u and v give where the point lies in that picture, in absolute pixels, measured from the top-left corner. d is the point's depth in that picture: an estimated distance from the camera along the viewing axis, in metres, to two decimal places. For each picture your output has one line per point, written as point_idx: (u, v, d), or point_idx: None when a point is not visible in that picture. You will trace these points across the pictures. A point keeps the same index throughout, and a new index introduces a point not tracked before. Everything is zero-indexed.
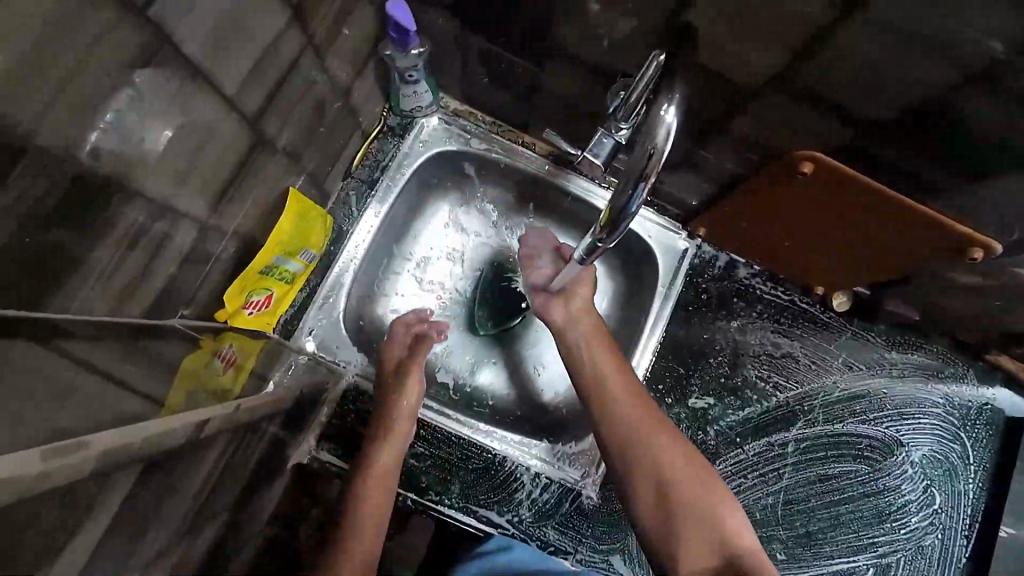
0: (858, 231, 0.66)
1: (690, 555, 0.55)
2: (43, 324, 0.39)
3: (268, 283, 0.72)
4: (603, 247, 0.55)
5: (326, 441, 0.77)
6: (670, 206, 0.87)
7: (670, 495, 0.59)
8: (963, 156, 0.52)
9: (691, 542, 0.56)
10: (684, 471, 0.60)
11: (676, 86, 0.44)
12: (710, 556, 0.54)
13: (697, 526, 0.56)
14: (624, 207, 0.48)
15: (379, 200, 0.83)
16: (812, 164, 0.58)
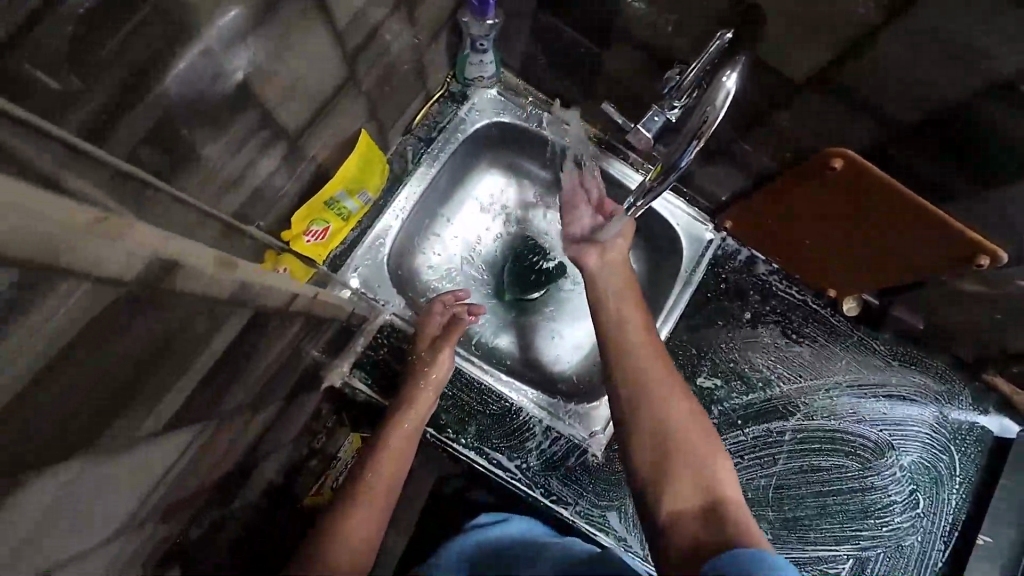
0: (879, 228, 0.70)
1: (679, 492, 0.56)
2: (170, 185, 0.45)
3: (328, 217, 0.78)
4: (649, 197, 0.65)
5: (358, 369, 0.84)
6: (700, 198, 0.92)
7: (671, 438, 0.60)
8: (983, 164, 0.58)
9: (680, 481, 0.57)
10: (687, 422, 0.62)
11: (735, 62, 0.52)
12: (696, 496, 0.55)
13: (688, 468, 0.58)
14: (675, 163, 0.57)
15: (433, 157, 0.90)
16: (841, 160, 0.63)
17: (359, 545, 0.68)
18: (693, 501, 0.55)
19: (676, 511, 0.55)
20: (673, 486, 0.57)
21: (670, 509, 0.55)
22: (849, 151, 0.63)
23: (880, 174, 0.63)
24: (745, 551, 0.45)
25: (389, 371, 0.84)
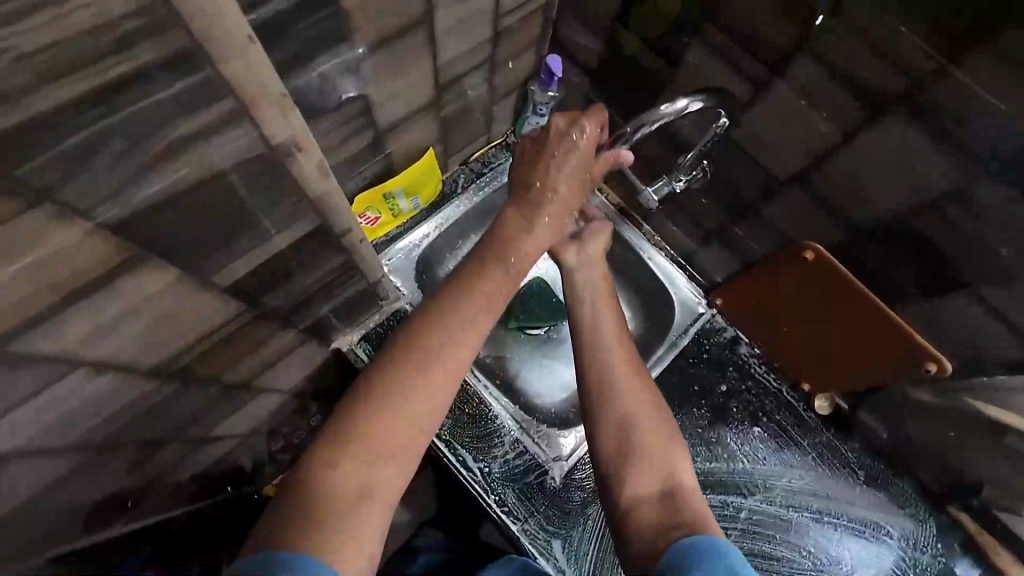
0: (852, 337, 0.81)
1: (636, 476, 0.57)
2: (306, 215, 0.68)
3: (381, 208, 0.94)
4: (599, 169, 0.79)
5: (364, 342, 0.94)
6: (698, 275, 1.05)
7: (634, 432, 0.59)
8: (942, 273, 0.68)
9: (642, 466, 0.57)
10: (658, 412, 0.61)
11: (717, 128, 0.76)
12: (656, 482, 0.56)
13: (650, 456, 0.58)
14: (637, 126, 0.74)
15: (479, 188, 1.07)
16: (814, 254, 0.77)
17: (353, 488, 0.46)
18: (651, 486, 0.56)
19: (636, 497, 0.56)
20: (632, 472, 0.57)
21: (629, 500, 0.56)
22: (822, 248, 0.77)
23: (845, 273, 0.75)
24: (708, 544, 0.48)
25: None
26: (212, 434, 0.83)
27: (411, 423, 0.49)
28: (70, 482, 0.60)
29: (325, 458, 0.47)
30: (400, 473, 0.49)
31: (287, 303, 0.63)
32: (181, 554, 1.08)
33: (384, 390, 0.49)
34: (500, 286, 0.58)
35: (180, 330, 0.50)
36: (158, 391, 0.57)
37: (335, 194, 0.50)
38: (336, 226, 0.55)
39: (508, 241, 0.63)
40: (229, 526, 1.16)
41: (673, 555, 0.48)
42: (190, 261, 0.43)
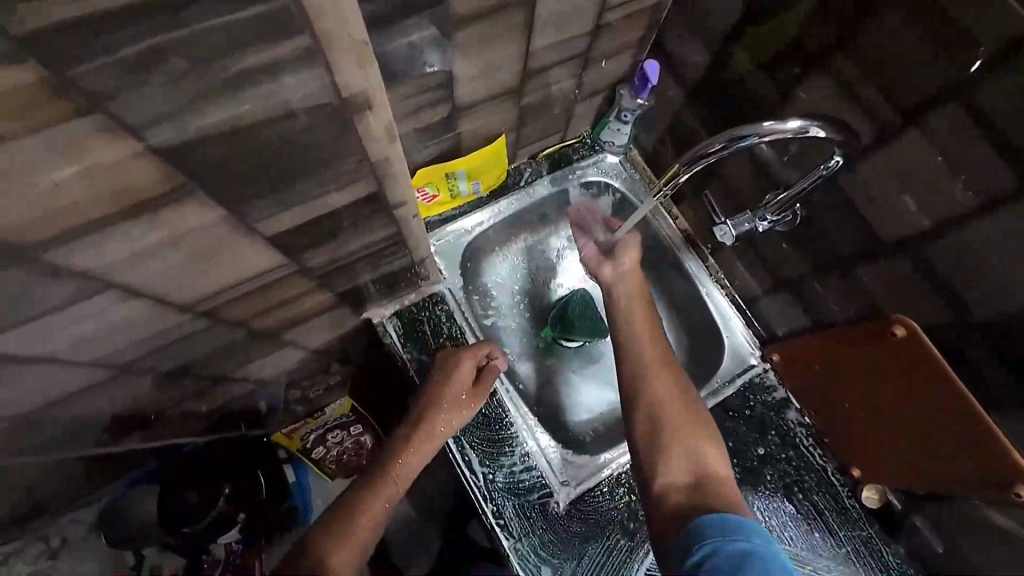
0: (912, 423, 0.72)
1: (669, 465, 0.67)
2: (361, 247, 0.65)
3: (441, 186, 0.91)
4: (690, 165, 0.69)
5: (395, 317, 0.91)
6: (757, 323, 0.96)
7: (664, 422, 0.70)
8: None
9: (672, 456, 0.68)
10: (690, 408, 0.72)
11: (822, 175, 0.69)
12: (684, 471, 0.66)
13: (680, 446, 0.68)
14: (738, 138, 0.63)
15: (543, 186, 1.03)
16: (905, 330, 0.69)
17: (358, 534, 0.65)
18: (682, 474, 0.66)
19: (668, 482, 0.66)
20: (666, 460, 0.67)
21: (660, 482, 0.66)
22: (913, 325, 0.69)
23: (936, 356, 0.67)
24: (724, 518, 0.58)
25: (419, 332, 0.91)
26: (234, 376, 0.83)
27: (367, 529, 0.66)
28: (90, 394, 0.61)
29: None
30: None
31: (328, 263, 0.61)
32: (183, 484, 1.04)
33: (328, 538, 0.63)
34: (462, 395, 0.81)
35: (217, 271, 0.49)
36: (186, 327, 0.56)
37: (395, 165, 0.47)
38: (390, 195, 0.52)
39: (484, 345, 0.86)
40: (246, 465, 1.15)
41: (694, 524, 0.59)
42: (237, 202, 0.41)
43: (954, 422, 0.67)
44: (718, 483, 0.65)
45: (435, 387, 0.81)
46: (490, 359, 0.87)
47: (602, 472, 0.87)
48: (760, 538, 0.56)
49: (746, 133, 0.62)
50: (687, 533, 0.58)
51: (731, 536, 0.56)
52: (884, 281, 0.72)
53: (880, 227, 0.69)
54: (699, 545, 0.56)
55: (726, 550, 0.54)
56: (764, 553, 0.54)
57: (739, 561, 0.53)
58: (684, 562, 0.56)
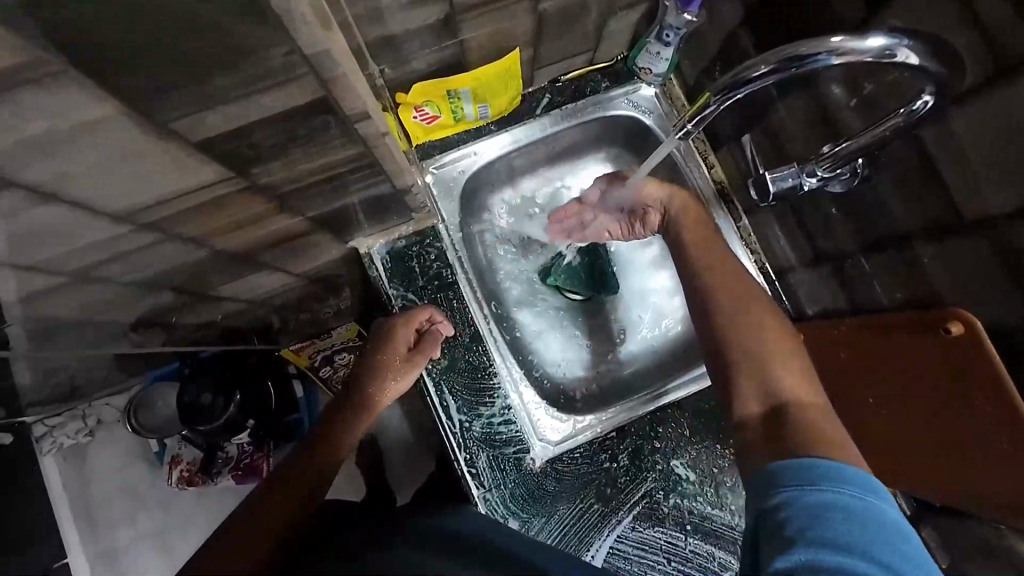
0: (945, 419, 0.62)
1: (744, 397, 0.65)
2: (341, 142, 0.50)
3: (443, 107, 0.81)
4: (735, 87, 0.54)
5: (384, 250, 0.85)
6: (785, 298, 0.85)
7: (730, 352, 0.68)
8: None
9: (746, 386, 0.66)
10: (759, 346, 0.67)
11: (898, 123, 0.55)
12: (758, 404, 0.64)
13: (752, 373, 0.66)
14: (808, 61, 0.49)
15: (561, 116, 0.91)
16: (961, 327, 0.58)
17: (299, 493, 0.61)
18: (760, 406, 0.64)
19: (745, 416, 0.64)
20: (739, 393, 0.66)
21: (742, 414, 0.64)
22: (974, 320, 0.57)
23: (991, 356, 0.56)
24: (810, 465, 0.52)
25: (408, 268, 0.85)
26: (223, 295, 0.81)
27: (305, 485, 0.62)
28: (54, 300, 0.59)
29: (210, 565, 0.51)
30: (278, 531, 0.57)
31: (288, 183, 0.54)
32: (199, 380, 1.06)
33: (262, 497, 0.59)
34: (395, 354, 0.76)
35: (148, 180, 0.43)
36: (134, 239, 0.51)
37: (334, 66, 0.38)
38: (343, 107, 0.44)
39: (410, 313, 0.79)
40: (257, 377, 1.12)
41: (772, 468, 0.54)
42: (132, 93, 0.33)
43: (1005, 423, 0.56)
44: (800, 406, 0.62)
45: (371, 351, 0.76)
46: (432, 325, 0.81)
47: (666, 399, 0.84)
48: (852, 488, 0.50)
49: (820, 56, 0.48)
50: (762, 476, 0.54)
51: (813, 485, 0.51)
52: (946, 265, 0.60)
53: (959, 198, 0.56)
54: (774, 491, 0.52)
55: (804, 500, 0.50)
56: (853, 507, 0.49)
57: (818, 513, 0.49)
58: (756, 504, 0.53)
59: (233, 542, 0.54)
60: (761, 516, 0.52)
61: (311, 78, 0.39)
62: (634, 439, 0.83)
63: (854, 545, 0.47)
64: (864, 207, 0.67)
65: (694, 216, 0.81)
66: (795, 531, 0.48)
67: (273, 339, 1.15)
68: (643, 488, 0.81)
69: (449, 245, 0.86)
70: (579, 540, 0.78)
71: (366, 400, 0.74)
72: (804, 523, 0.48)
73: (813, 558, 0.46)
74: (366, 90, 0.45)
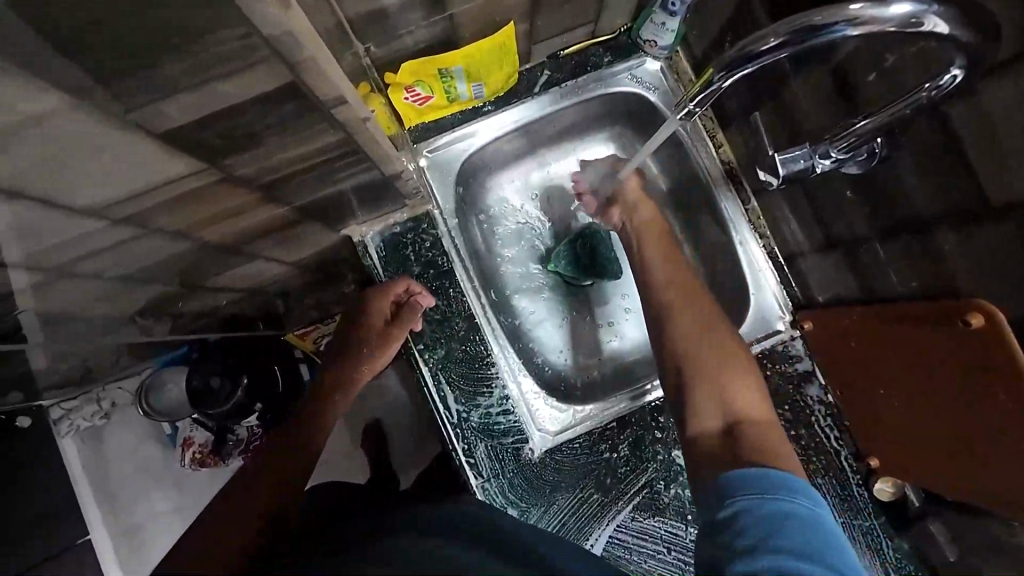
0: (957, 413, 0.60)
1: (701, 412, 0.63)
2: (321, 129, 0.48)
3: (435, 86, 0.77)
4: (745, 61, 0.49)
5: (378, 238, 0.82)
6: (794, 283, 0.82)
7: (687, 365, 0.67)
8: None
9: (701, 401, 0.64)
10: (715, 355, 0.67)
11: (921, 98, 0.50)
12: (715, 418, 0.62)
13: (705, 389, 0.64)
14: (824, 30, 0.45)
15: (561, 94, 0.86)
16: (982, 319, 0.54)
17: (277, 479, 0.59)
18: (715, 419, 0.62)
19: (701, 431, 0.62)
20: (694, 406, 0.64)
21: (697, 428, 0.63)
22: (996, 312, 0.53)
23: (1012, 349, 0.52)
24: (764, 474, 0.52)
25: (403, 256, 0.82)
26: (216, 287, 0.80)
27: (283, 473, 0.60)
28: (42, 296, 0.58)
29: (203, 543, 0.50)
30: (261, 514, 0.55)
31: (269, 173, 0.51)
32: (207, 364, 1.02)
33: (239, 488, 0.57)
34: (367, 334, 0.77)
35: (113, 174, 0.40)
36: (112, 236, 0.49)
37: (300, 48, 0.35)
38: (316, 92, 0.41)
39: (384, 288, 0.78)
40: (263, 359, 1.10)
41: (726, 477, 0.53)
42: (80, 82, 0.31)
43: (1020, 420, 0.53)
44: (752, 422, 0.60)
45: (349, 336, 0.77)
46: (410, 295, 0.80)
47: (647, 398, 0.82)
48: (802, 499, 0.50)
49: (838, 24, 0.44)
50: (716, 487, 0.54)
51: (768, 494, 0.50)
52: (967, 251, 0.56)
53: (983, 179, 0.52)
54: (729, 501, 0.51)
55: (761, 508, 0.49)
56: (804, 516, 0.48)
57: (774, 522, 0.48)
58: (710, 516, 0.52)
59: (212, 530, 0.52)
60: (716, 528, 0.50)
61: (276, 61, 0.36)
62: (635, 429, 0.81)
63: (810, 552, 0.46)
64: (880, 190, 0.63)
65: (658, 232, 0.81)
66: (755, 537, 0.47)
67: (278, 322, 1.11)
68: (644, 478, 0.80)
69: (445, 232, 0.84)
70: (577, 530, 0.78)
71: (341, 385, 0.74)
72: (761, 531, 0.47)
73: (773, 563, 0.45)
74: (340, 73, 0.42)
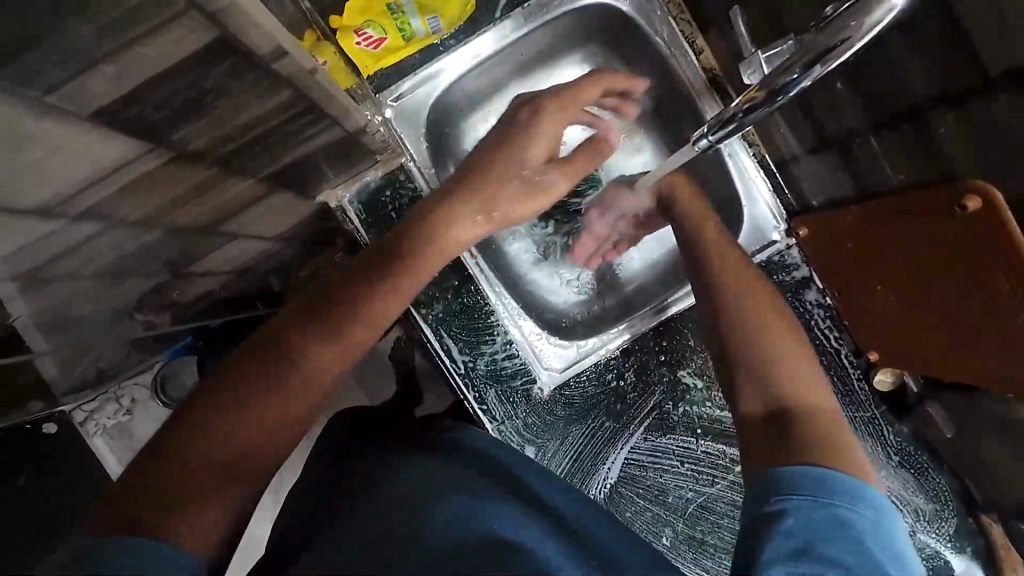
0: (959, 299, 0.59)
1: (744, 392, 0.58)
2: (263, 90, 0.45)
3: (387, 25, 0.74)
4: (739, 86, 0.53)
5: (356, 201, 0.78)
6: (787, 190, 0.81)
7: (730, 331, 0.61)
8: None
9: (749, 386, 0.58)
10: (769, 329, 0.61)
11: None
12: (761, 405, 0.56)
13: (750, 378, 0.58)
14: (785, 87, 0.48)
15: (524, 14, 0.79)
16: (981, 199, 0.52)
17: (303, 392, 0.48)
18: (756, 409, 0.56)
19: (747, 416, 0.56)
20: (738, 385, 0.58)
21: (723, 351, 0.62)
22: (998, 192, 0.52)
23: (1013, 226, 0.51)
24: (826, 473, 0.47)
25: (383, 216, 0.79)
26: (203, 275, 0.76)
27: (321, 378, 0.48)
28: None
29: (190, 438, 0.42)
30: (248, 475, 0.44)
31: (221, 144, 0.48)
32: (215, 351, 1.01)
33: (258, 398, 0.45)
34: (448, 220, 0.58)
35: (46, 176, 0.37)
36: (67, 236, 0.44)
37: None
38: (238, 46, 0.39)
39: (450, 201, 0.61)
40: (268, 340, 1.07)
41: (788, 471, 0.48)
42: None
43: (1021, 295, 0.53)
44: (801, 411, 0.54)
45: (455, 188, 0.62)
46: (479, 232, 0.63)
47: (670, 311, 0.83)
48: (864, 509, 0.46)
49: (792, 76, 0.47)
50: (768, 478, 0.49)
51: (832, 500, 0.46)
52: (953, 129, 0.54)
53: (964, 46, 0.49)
54: (786, 496, 0.47)
55: (820, 512, 0.45)
56: (860, 527, 0.45)
57: (828, 528, 0.45)
58: (757, 507, 0.48)
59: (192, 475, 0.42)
60: (762, 517, 0.47)
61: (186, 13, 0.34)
62: (639, 355, 0.83)
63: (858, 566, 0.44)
64: (870, 77, 0.60)
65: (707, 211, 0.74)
66: (808, 547, 0.44)
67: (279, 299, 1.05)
68: (653, 401, 0.82)
69: (424, 184, 0.80)
70: (594, 457, 0.81)
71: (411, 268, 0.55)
72: (810, 536, 0.44)
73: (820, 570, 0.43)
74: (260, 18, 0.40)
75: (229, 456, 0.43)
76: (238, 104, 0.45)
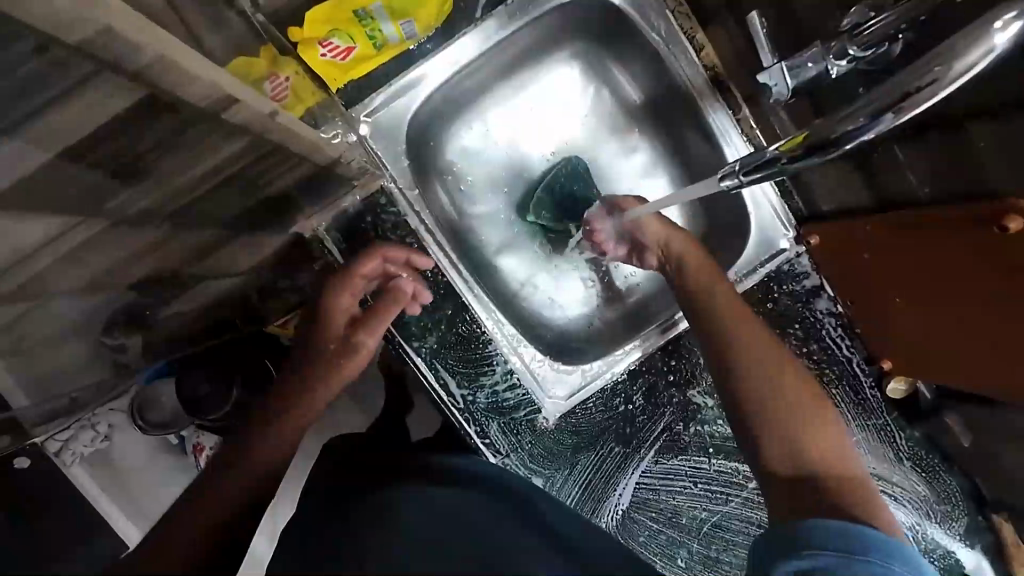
0: (984, 320, 0.55)
1: (769, 446, 0.54)
2: (212, 134, 0.39)
3: (354, 34, 0.68)
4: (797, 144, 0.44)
5: (334, 229, 0.71)
6: (796, 194, 0.76)
7: (751, 375, 0.58)
8: None
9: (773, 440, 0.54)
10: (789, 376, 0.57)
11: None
12: (787, 462, 0.53)
13: (777, 431, 0.55)
14: (842, 137, 0.41)
15: (509, 12, 0.72)
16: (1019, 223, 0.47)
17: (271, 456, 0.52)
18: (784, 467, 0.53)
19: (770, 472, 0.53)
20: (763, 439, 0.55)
21: (742, 385, 0.58)
22: None
23: None
24: (858, 529, 0.45)
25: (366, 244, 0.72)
26: None
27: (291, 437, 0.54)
28: None
29: (191, 511, 0.45)
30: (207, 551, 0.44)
31: (171, 196, 0.42)
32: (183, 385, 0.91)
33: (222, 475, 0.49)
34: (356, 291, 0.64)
35: None
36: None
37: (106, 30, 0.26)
38: (167, 90, 0.32)
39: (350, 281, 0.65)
40: None
41: (812, 523, 0.46)
42: None
43: None
44: (834, 475, 0.51)
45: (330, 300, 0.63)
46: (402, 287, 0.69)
47: (679, 328, 0.79)
48: (899, 565, 0.44)
49: (856, 123, 0.39)
50: (794, 530, 0.46)
51: (865, 556, 0.43)
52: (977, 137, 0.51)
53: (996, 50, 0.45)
54: (814, 553, 0.44)
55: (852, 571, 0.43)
56: None
57: None
58: (783, 561, 0.45)
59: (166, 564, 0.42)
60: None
61: (87, 59, 0.27)
62: (647, 377, 0.79)
63: None
64: None
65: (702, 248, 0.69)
66: None
67: None
68: (662, 422, 0.79)
69: (408, 207, 0.73)
70: (603, 484, 0.78)
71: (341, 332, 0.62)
72: None
73: None
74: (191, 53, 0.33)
75: (204, 531, 0.44)
76: (182, 152, 0.38)
